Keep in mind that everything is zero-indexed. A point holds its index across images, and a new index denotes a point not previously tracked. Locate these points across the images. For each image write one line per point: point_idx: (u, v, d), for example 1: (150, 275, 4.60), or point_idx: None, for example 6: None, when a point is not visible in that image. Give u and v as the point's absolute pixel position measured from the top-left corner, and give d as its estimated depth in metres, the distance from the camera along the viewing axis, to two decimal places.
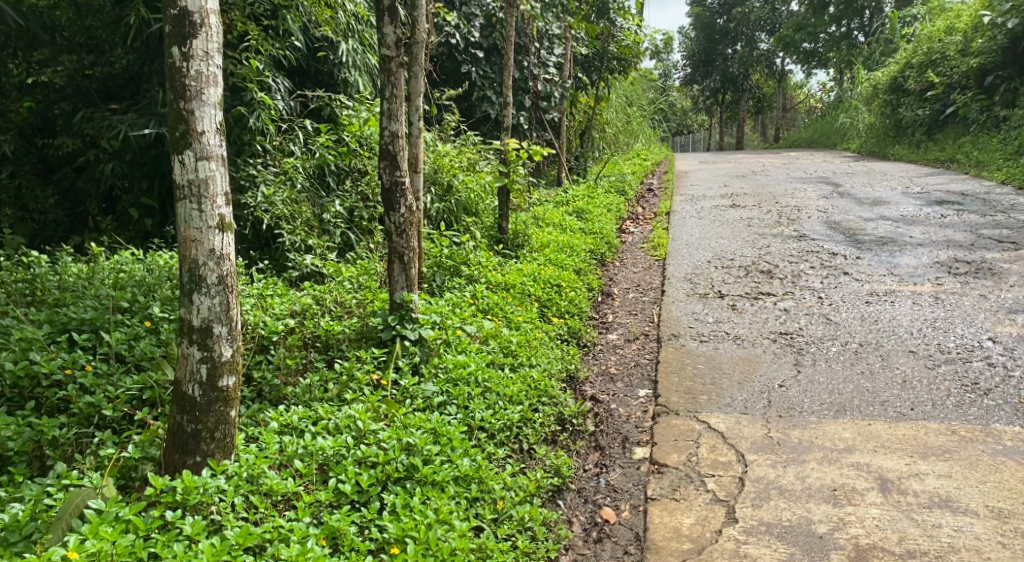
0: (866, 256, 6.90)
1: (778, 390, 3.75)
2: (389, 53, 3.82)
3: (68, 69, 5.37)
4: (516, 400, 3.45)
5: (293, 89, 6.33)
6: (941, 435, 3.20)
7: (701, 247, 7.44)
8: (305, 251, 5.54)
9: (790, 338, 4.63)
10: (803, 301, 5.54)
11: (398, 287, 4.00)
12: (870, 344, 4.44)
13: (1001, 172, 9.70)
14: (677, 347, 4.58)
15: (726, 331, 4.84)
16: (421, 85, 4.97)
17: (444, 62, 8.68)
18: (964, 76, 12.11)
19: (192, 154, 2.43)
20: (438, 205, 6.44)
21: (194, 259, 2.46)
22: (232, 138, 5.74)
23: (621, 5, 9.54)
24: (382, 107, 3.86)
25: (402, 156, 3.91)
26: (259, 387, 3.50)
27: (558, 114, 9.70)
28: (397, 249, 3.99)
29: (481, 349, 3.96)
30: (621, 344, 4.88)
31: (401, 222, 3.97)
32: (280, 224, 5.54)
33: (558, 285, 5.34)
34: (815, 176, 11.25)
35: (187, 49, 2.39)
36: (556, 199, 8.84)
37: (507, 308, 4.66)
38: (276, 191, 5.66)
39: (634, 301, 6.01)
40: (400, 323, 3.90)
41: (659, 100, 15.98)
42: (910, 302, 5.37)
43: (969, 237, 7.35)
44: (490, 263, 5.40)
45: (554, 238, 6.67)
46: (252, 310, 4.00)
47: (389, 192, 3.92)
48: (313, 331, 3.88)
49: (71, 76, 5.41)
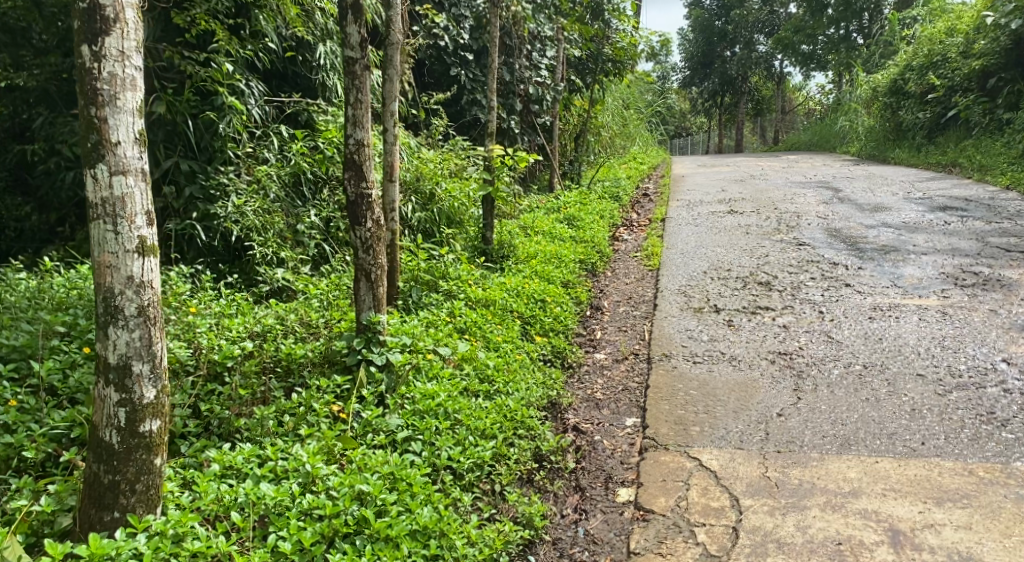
0: (868, 266, 6.61)
1: (776, 421, 3.46)
2: (353, 55, 3.51)
3: (45, 74, 4.95)
4: (488, 435, 3.16)
5: (267, 93, 6.00)
6: (957, 476, 2.90)
7: (697, 257, 7.15)
8: (276, 265, 5.24)
9: (789, 360, 4.34)
10: (804, 317, 5.25)
11: (365, 307, 3.68)
12: (875, 367, 4.14)
13: (1005, 176, 9.41)
14: (668, 369, 4.28)
15: (722, 351, 4.54)
16: (396, 89, 4.71)
17: (431, 64, 8.40)
18: (966, 79, 11.82)
19: (106, 168, 2.15)
20: (420, 215, 6.15)
21: (109, 287, 2.18)
22: (201, 145, 5.46)
23: (617, 8, 9.36)
24: (346, 113, 3.55)
25: (369, 166, 3.60)
26: (208, 420, 3.18)
27: (551, 118, 9.44)
28: (363, 267, 3.67)
29: (455, 374, 3.67)
30: (609, 365, 4.60)
31: (369, 238, 3.66)
32: (250, 236, 5.24)
33: (542, 301, 5.05)
34: (813, 180, 10.97)
35: (100, 49, 2.12)
36: (547, 206, 8.56)
37: (486, 328, 4.37)
38: (247, 201, 5.37)
39: (624, 316, 5.72)
40: (366, 346, 3.60)
41: (657, 103, 15.70)
42: (916, 318, 5.08)
43: (975, 245, 7.06)
44: (471, 277, 5.12)
45: (542, 249, 6.39)
46: (207, 332, 3.69)
47: (354, 205, 3.61)
48: (274, 354, 3.58)
49: (48, 80, 5.00)
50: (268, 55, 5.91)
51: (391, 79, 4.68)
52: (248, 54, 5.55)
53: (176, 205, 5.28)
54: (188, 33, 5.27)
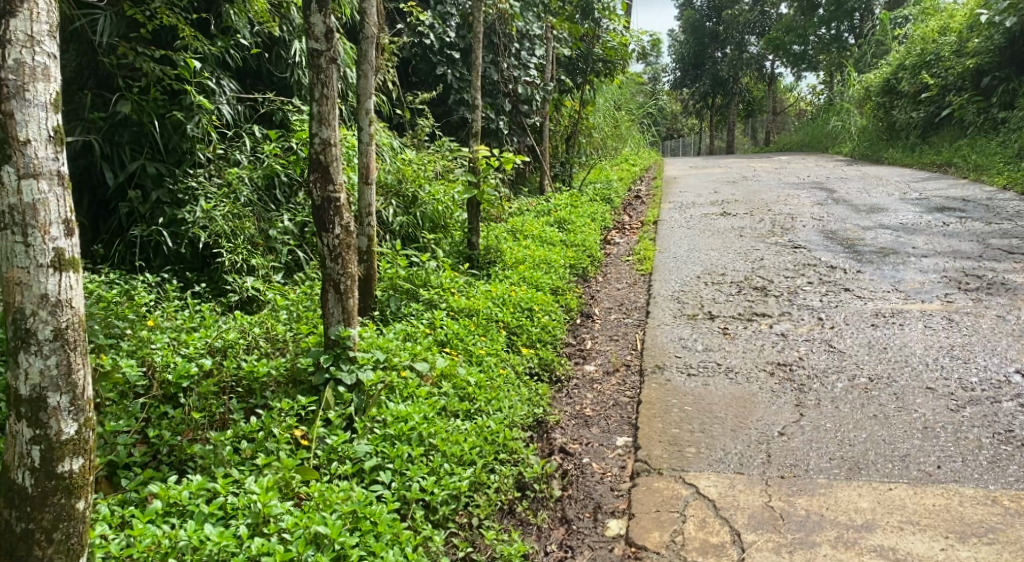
0: (868, 269, 6.36)
1: (778, 441, 3.19)
2: (317, 47, 3.24)
3: None
4: (466, 461, 2.89)
5: (240, 92, 5.74)
6: (980, 506, 2.65)
7: (690, 261, 6.89)
8: (246, 273, 4.95)
9: (789, 372, 4.08)
10: (803, 324, 4.99)
11: (333, 320, 3.40)
12: (882, 380, 3.88)
13: (1002, 176, 9.19)
14: (662, 383, 4.01)
15: (718, 362, 4.28)
16: (371, 86, 4.45)
17: (417, 63, 8.12)
18: (960, 77, 11.60)
19: (13, 170, 1.94)
20: (402, 219, 5.86)
21: (20, 307, 1.96)
22: (168, 146, 5.19)
23: (608, 7, 8.97)
24: (311, 110, 3.28)
25: (336, 167, 3.33)
26: (157, 447, 2.89)
27: (541, 118, 9.12)
28: (331, 277, 3.39)
29: (432, 393, 3.39)
30: (599, 379, 4.33)
31: (337, 245, 3.37)
32: (219, 242, 4.95)
33: (529, 309, 4.78)
34: (808, 181, 10.73)
35: (3, 32, 1.93)
36: (536, 208, 8.30)
37: (468, 340, 4.10)
38: (217, 205, 5.08)
39: (616, 325, 5.44)
40: (335, 363, 3.32)
41: (648, 104, 15.47)
42: (921, 325, 4.82)
43: (977, 247, 6.82)
44: (453, 285, 4.84)
45: (530, 253, 6.12)
46: (161, 347, 3.41)
47: (321, 210, 3.32)
48: (235, 372, 3.31)
49: None
50: (240, 51, 5.64)
51: (366, 75, 4.41)
52: (218, 51, 5.30)
53: (141, 210, 5.01)
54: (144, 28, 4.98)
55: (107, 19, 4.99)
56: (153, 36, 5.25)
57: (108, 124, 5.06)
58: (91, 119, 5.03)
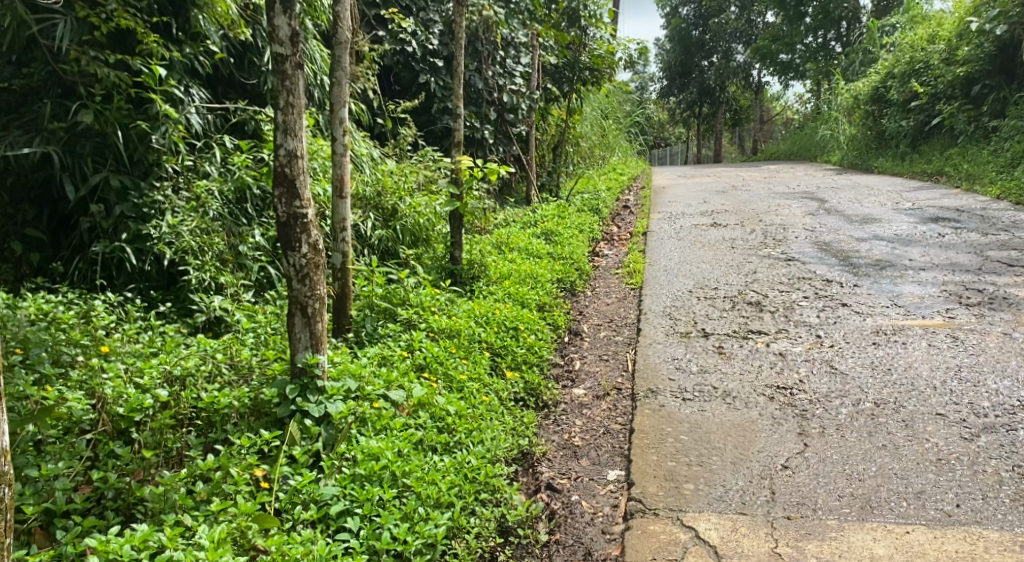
0: (865, 282, 6.16)
1: (783, 474, 2.99)
2: (281, 51, 2.99)
3: None
4: (443, 504, 2.67)
5: (210, 101, 5.50)
6: (1005, 552, 2.52)
7: (681, 274, 6.66)
8: (215, 291, 4.71)
9: (790, 396, 3.86)
10: (801, 342, 4.77)
11: (300, 346, 3.15)
12: (887, 404, 3.66)
13: (995, 185, 9.02)
14: (655, 409, 3.77)
15: (714, 385, 4.04)
16: (345, 94, 4.23)
17: (399, 71, 7.89)
18: (950, 85, 11.45)
19: None
20: (381, 232, 5.61)
21: None
22: (133, 157, 4.93)
23: (595, 14, 8.99)
24: (276, 119, 3.04)
25: (302, 181, 3.08)
26: (101, 491, 2.61)
27: (526, 127, 8.89)
28: (298, 299, 3.14)
29: (408, 424, 3.15)
30: (588, 404, 4.08)
31: (304, 265, 3.12)
32: (186, 259, 4.72)
33: (515, 329, 4.54)
34: (799, 191, 10.54)
35: None
36: (522, 219, 8.07)
37: (449, 364, 3.85)
38: (184, 220, 4.85)
39: (605, 343, 5.20)
40: (301, 394, 3.07)
41: (636, 113, 15.28)
42: (925, 343, 4.60)
43: (975, 259, 6.64)
44: (434, 303, 4.59)
45: (516, 267, 5.88)
46: (112, 376, 3.12)
47: (286, 226, 3.07)
48: (193, 404, 3.04)
49: None
50: (210, 58, 5.40)
51: (339, 82, 4.18)
52: (184, 58, 5.10)
53: (104, 225, 4.73)
54: (100, 31, 4.70)
55: (66, 23, 4.70)
56: (116, 41, 4.99)
57: (69, 134, 4.79)
58: (52, 129, 4.75)
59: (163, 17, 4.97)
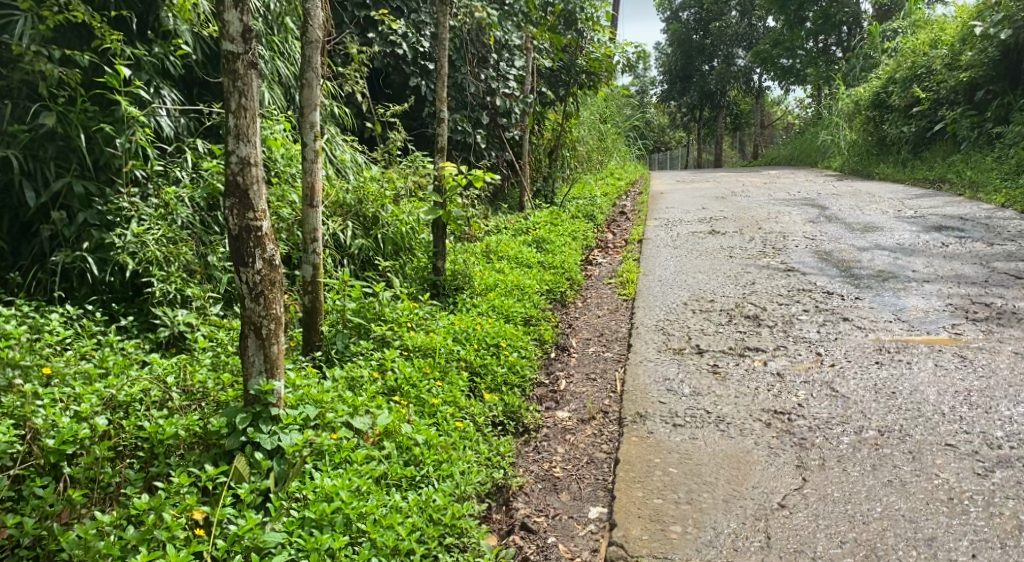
0: (867, 295, 5.90)
1: (780, 516, 2.82)
2: (232, 49, 2.74)
3: None
4: (401, 553, 2.45)
5: (184, 102, 5.21)
6: None
7: (676, 285, 6.39)
8: (180, 305, 4.46)
9: (788, 422, 3.60)
10: (800, 360, 4.51)
11: (253, 371, 2.89)
12: (892, 432, 3.42)
13: (1000, 193, 8.77)
14: (644, 437, 3.52)
15: (707, 410, 3.78)
16: (316, 97, 3.98)
17: (390, 73, 7.60)
18: (953, 91, 11.21)
19: None
20: (361, 241, 5.35)
21: None
22: (96, 160, 4.65)
23: (592, 17, 8.74)
24: (227, 124, 2.79)
25: (256, 191, 2.82)
26: (16, 539, 2.39)
27: (520, 132, 8.65)
28: (250, 319, 2.88)
29: (370, 456, 2.90)
30: (573, 428, 3.83)
31: (258, 282, 2.86)
32: (150, 270, 4.46)
33: (496, 346, 4.28)
34: (798, 197, 10.27)
35: None
36: (514, 226, 7.81)
37: (422, 386, 3.58)
38: (150, 228, 4.58)
39: (593, 360, 4.94)
40: (253, 424, 2.83)
41: (635, 117, 15.00)
42: (931, 362, 4.34)
43: (980, 270, 6.38)
44: (411, 318, 4.33)
45: (502, 279, 5.63)
46: (48, 404, 2.85)
47: (238, 240, 2.81)
48: (135, 435, 2.80)
49: None
50: (181, 57, 5.12)
51: (310, 84, 3.93)
52: (151, 59, 4.82)
53: (66, 234, 4.46)
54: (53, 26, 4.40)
55: (24, 21, 4.44)
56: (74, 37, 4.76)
57: (30, 137, 4.50)
58: (12, 132, 4.46)
59: (124, 13, 4.72)
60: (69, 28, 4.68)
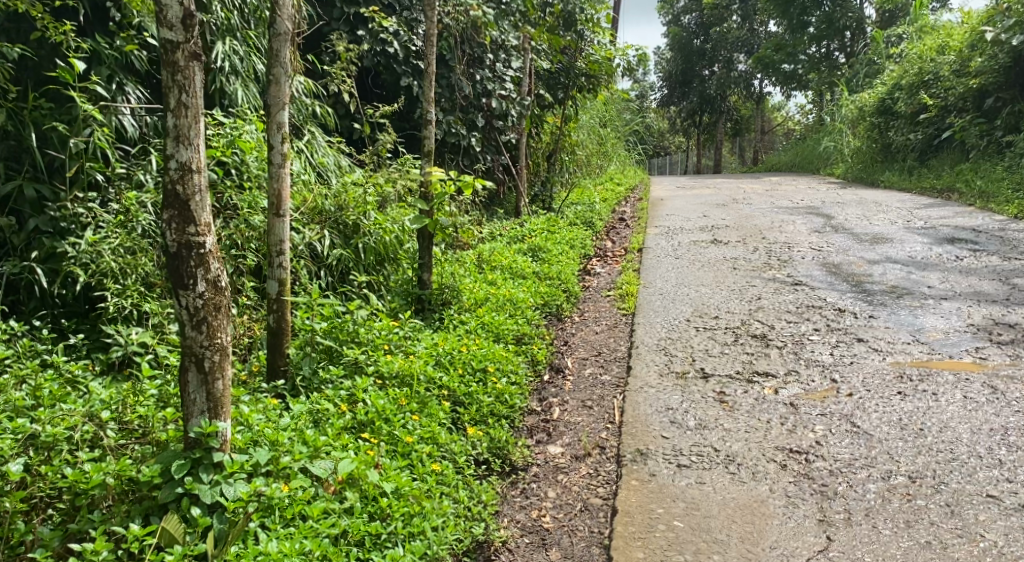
0: (881, 313, 5.52)
1: None
2: (171, 37, 2.35)
3: None
4: None
5: (151, 101, 4.77)
6: None
7: (679, 299, 6.00)
8: (135, 322, 4.03)
9: (805, 464, 3.22)
10: (815, 388, 4.08)
11: (194, 410, 2.51)
12: (924, 478, 3.05)
13: (1013, 204, 8.39)
14: (644, 481, 3.15)
15: (714, 447, 3.39)
16: (285, 92, 3.57)
17: (380, 73, 7.17)
18: (961, 98, 10.82)
19: None
20: (339, 251, 4.95)
21: None
22: (48, 161, 4.21)
23: (592, 18, 8.40)
24: (164, 124, 2.40)
25: (199, 203, 2.44)
26: None
27: (516, 135, 8.25)
28: (191, 351, 2.50)
29: (328, 513, 2.54)
30: (566, 466, 3.44)
31: (200, 308, 2.47)
32: (104, 283, 4.02)
33: (482, 371, 3.89)
34: (802, 206, 9.89)
35: None
36: (509, 234, 7.42)
37: (397, 421, 3.19)
38: (107, 237, 4.13)
39: (590, 385, 4.53)
40: (191, 472, 2.47)
41: (634, 122, 14.60)
42: (960, 393, 3.92)
43: (1001, 287, 5.99)
44: (389, 339, 3.94)
45: (492, 291, 5.24)
46: None
47: (176, 259, 2.42)
48: (56, 484, 2.47)
49: None
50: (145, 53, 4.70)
51: (278, 80, 3.53)
52: (109, 52, 4.39)
53: (13, 241, 4.04)
54: None
55: None
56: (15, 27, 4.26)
57: None
58: None
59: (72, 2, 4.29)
60: (12, 17, 4.22)
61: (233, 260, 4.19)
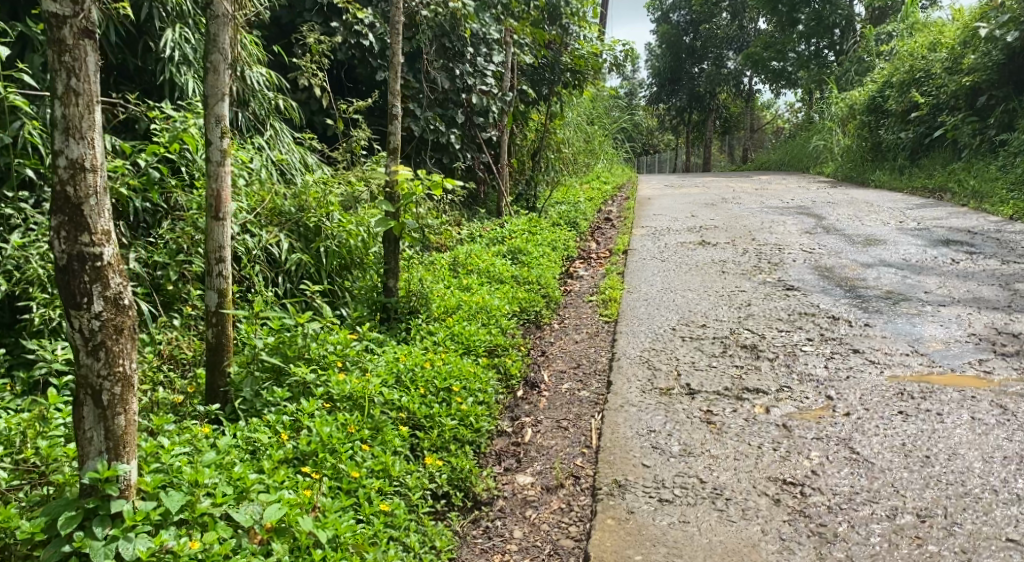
0: (877, 321, 5.19)
1: None
2: (56, 11, 1.99)
3: None
4: None
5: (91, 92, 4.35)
6: None
7: (664, 305, 5.65)
8: (62, 336, 3.65)
9: (801, 497, 2.89)
10: (809, 407, 3.74)
11: (91, 450, 2.20)
12: (933, 518, 2.73)
13: (1008, 204, 8.08)
14: (622, 519, 2.83)
15: (700, 477, 3.05)
16: (224, 79, 3.18)
17: (354, 66, 6.78)
18: (952, 96, 10.47)
19: None
20: (298, 255, 4.58)
21: None
22: None
23: (578, 12, 8.00)
24: (52, 114, 2.05)
25: (94, 207, 2.09)
26: None
27: (496, 132, 7.89)
28: (87, 382, 2.17)
29: None
30: (535, 499, 3.10)
31: (97, 330, 2.14)
32: (29, 292, 3.60)
33: (446, 390, 3.53)
34: (794, 206, 9.56)
35: None
36: (488, 235, 7.06)
37: (344, 452, 2.84)
38: (36, 241, 3.74)
39: (567, 402, 4.16)
40: (85, 524, 2.19)
41: (623, 120, 14.25)
42: (967, 414, 3.58)
43: (1001, 293, 5.67)
44: (344, 354, 3.59)
45: (464, 298, 4.88)
46: None
47: (67, 275, 2.09)
48: None
49: None
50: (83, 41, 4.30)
51: (217, 69, 3.14)
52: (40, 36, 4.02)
53: None
54: None
55: None
56: None
57: None
58: None
59: None
60: None
61: (178, 266, 3.81)
